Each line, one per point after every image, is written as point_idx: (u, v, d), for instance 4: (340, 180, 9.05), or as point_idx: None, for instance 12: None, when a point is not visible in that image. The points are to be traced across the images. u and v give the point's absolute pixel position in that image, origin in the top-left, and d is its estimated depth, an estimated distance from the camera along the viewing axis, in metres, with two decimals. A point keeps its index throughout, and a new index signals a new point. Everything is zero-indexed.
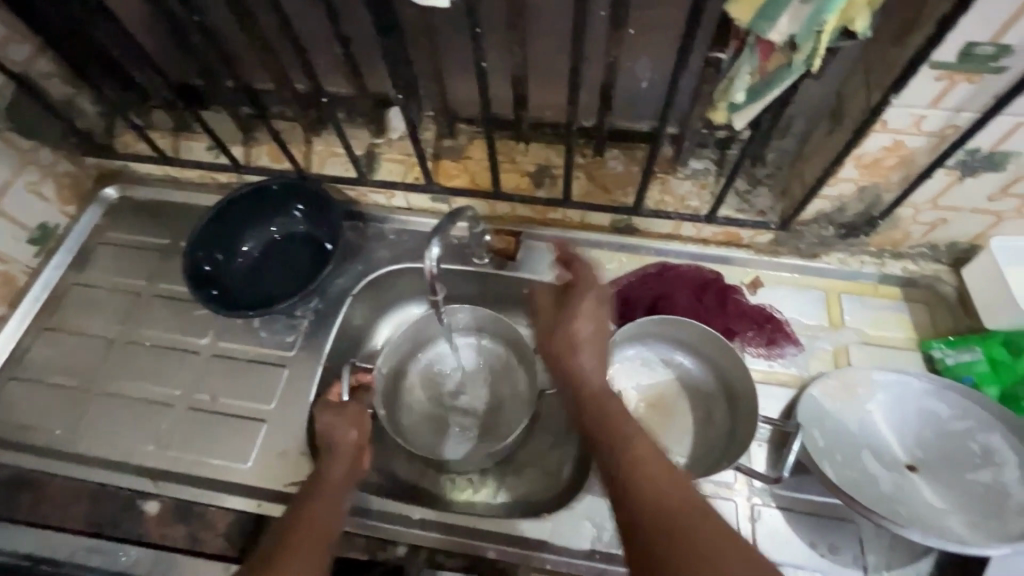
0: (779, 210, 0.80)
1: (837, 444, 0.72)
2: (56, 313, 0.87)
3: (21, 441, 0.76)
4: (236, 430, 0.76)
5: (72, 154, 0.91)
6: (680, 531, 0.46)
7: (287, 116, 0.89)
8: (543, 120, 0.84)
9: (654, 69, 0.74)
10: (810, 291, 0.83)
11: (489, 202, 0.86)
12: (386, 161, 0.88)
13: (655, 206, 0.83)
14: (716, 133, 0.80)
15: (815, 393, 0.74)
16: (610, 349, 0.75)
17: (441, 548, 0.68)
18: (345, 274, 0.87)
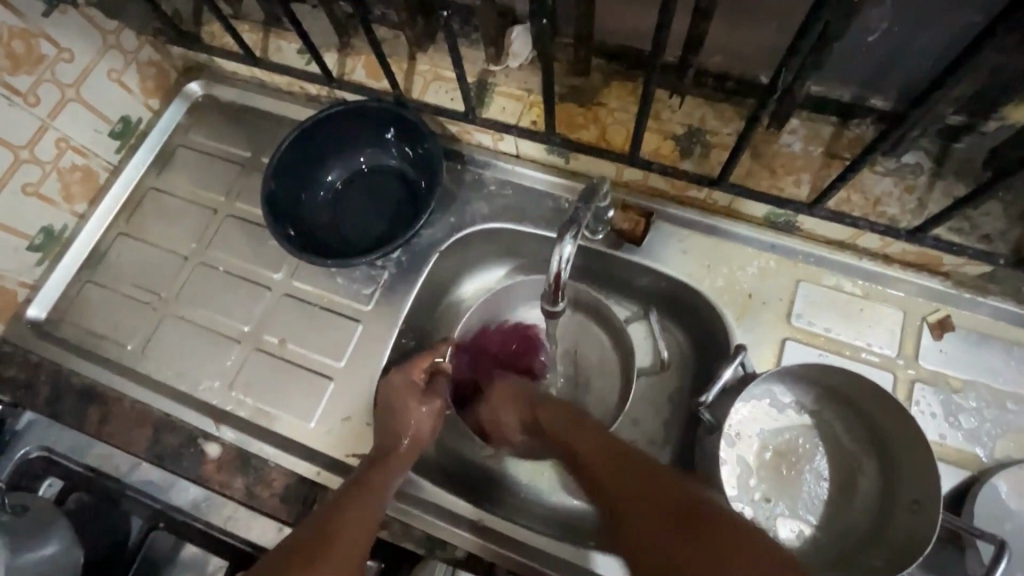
0: (1012, 239, 0.59)
1: (1015, 556, 0.57)
2: (134, 217, 0.82)
3: (96, 350, 0.75)
4: (302, 383, 0.70)
5: (156, 41, 0.81)
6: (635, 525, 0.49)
7: (391, 23, 0.74)
8: (708, 68, 0.64)
9: (899, 19, 0.52)
10: (1019, 348, 0.63)
11: (618, 166, 0.69)
12: (500, 95, 0.72)
13: (837, 205, 0.63)
14: (953, 119, 0.58)
15: (1000, 487, 0.58)
16: (746, 389, 0.60)
17: (504, 564, 0.61)
18: (434, 225, 0.75)
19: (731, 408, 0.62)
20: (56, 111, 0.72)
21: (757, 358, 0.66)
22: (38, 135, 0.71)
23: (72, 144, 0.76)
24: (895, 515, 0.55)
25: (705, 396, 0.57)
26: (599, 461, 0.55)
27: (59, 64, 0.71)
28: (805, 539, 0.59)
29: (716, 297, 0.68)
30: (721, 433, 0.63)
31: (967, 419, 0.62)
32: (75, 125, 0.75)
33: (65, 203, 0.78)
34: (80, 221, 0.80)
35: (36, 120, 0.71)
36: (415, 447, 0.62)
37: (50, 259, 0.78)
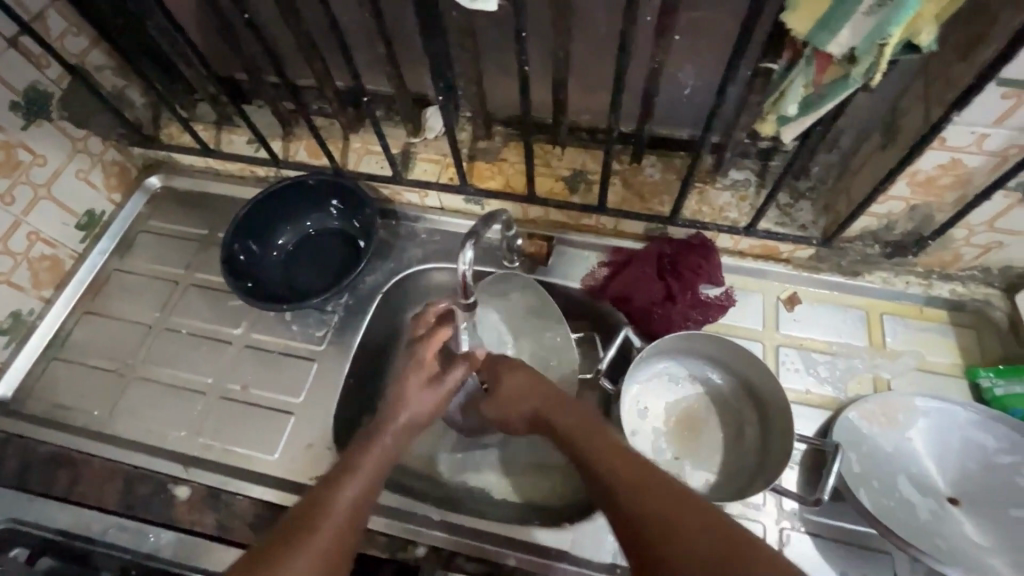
0: (822, 225, 0.77)
1: (873, 470, 0.69)
2: (99, 297, 0.90)
3: (63, 420, 0.80)
4: (267, 421, 0.77)
5: (120, 143, 0.93)
6: (659, 540, 0.49)
7: (326, 112, 0.91)
8: (580, 124, 0.83)
9: (699, 77, 0.72)
10: (850, 310, 0.80)
11: (522, 205, 0.85)
12: (421, 160, 0.88)
13: (692, 216, 0.81)
14: (758, 143, 0.78)
15: (852, 416, 0.71)
16: (631, 371, 0.73)
17: (462, 552, 0.69)
18: (375, 271, 0.88)
19: (633, 390, 0.75)
20: (30, 208, 0.82)
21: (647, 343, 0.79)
22: (12, 230, 0.80)
23: (42, 237, 0.85)
24: (772, 449, 0.68)
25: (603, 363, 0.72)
26: (623, 472, 0.54)
27: (34, 168, 0.81)
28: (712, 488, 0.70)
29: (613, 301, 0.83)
30: (633, 407, 0.74)
31: (823, 370, 0.77)
32: (45, 219, 0.84)
33: (33, 289, 0.85)
34: (46, 304, 0.87)
35: (11, 216, 0.80)
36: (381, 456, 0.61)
37: (16, 342, 0.84)
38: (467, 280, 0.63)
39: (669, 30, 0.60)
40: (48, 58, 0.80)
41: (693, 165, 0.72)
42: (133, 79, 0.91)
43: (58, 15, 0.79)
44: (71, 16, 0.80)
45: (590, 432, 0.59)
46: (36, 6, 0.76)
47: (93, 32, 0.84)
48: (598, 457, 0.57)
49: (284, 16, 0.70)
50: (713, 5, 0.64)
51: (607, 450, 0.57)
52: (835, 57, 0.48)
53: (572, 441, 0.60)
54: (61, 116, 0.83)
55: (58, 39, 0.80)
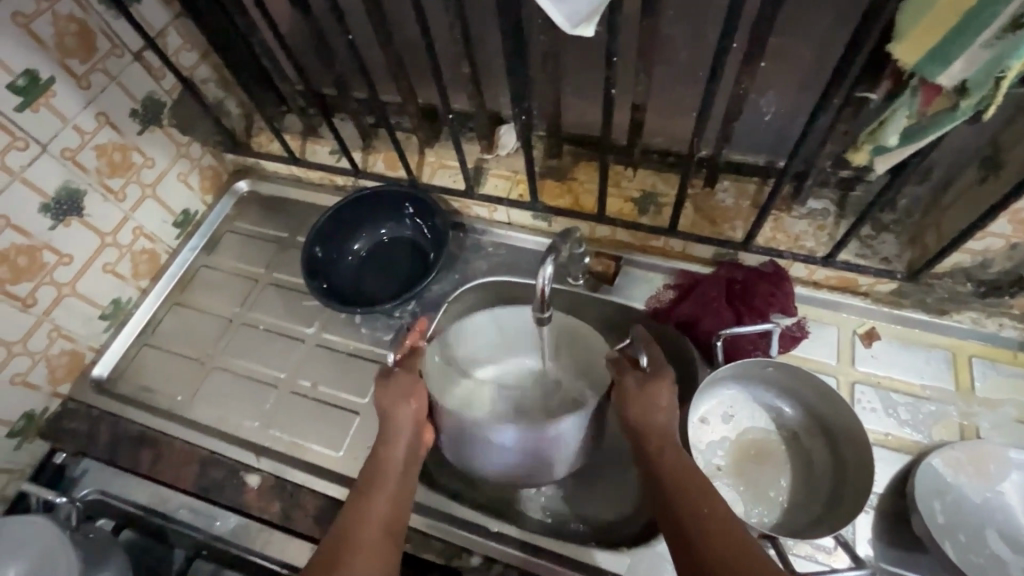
0: (906, 259, 0.74)
1: (959, 523, 0.65)
2: (186, 290, 0.97)
3: (149, 402, 0.86)
4: (334, 420, 0.81)
5: (216, 150, 1.01)
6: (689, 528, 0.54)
7: (405, 127, 0.95)
8: (653, 146, 0.83)
9: (782, 103, 0.71)
10: (934, 350, 0.76)
11: (590, 223, 0.86)
12: (493, 176, 0.91)
13: (766, 242, 0.79)
14: (841, 172, 0.76)
15: (938, 463, 0.67)
16: (698, 393, 0.71)
17: (515, 566, 0.69)
18: (442, 281, 0.90)
19: (730, 391, 0.75)
20: (138, 205, 0.89)
21: (747, 353, 0.76)
22: (121, 224, 0.88)
23: (145, 232, 0.92)
24: (846, 493, 0.65)
25: (723, 329, 0.71)
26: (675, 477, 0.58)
27: (144, 169, 0.89)
28: (763, 524, 0.66)
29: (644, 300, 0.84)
30: (720, 410, 0.74)
31: (904, 411, 0.73)
32: (148, 216, 0.92)
33: (133, 280, 0.92)
34: (141, 294, 0.94)
35: (122, 212, 0.87)
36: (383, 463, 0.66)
37: (114, 327, 0.91)
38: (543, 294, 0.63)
39: (758, 57, 0.60)
40: (164, 70, 0.88)
41: (771, 192, 0.71)
42: (232, 91, 0.99)
43: (177, 32, 0.87)
44: (187, 34, 0.88)
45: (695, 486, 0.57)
46: (160, 24, 0.84)
47: (204, 47, 0.92)
48: (698, 523, 0.54)
49: (380, 37, 0.75)
50: (803, 33, 0.63)
51: (714, 518, 0.54)
52: (944, 88, 0.46)
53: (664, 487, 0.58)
54: (170, 122, 0.91)
55: (174, 53, 0.88)
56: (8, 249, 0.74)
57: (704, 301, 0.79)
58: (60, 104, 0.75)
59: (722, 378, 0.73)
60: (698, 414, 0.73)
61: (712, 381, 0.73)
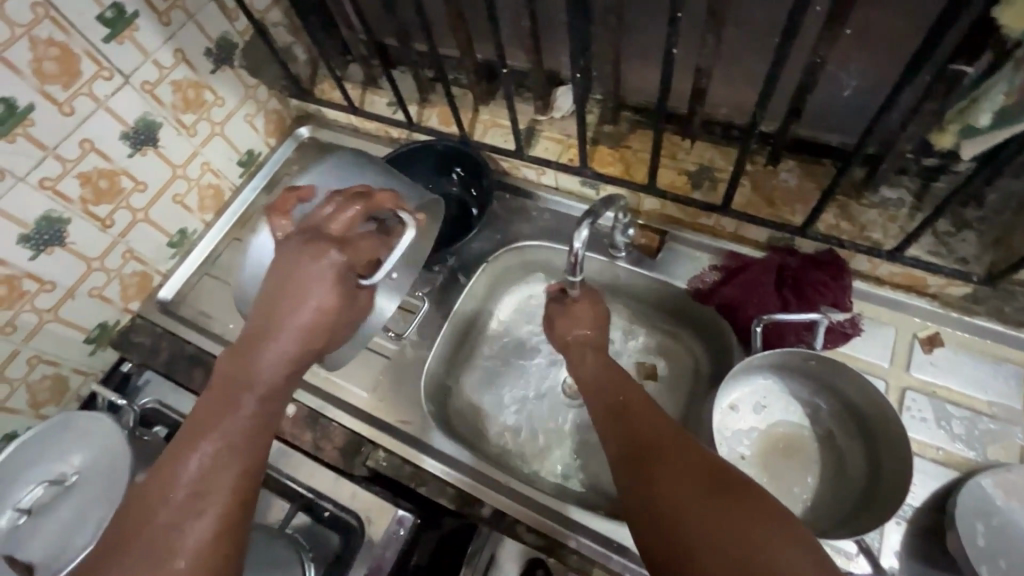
0: (987, 262, 0.67)
1: (1002, 549, 0.60)
2: (246, 227, 1.03)
3: (207, 327, 0.93)
4: (367, 361, 0.84)
5: (282, 94, 1.04)
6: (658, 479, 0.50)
7: (462, 83, 0.94)
8: (716, 117, 0.79)
9: (865, 77, 0.65)
10: (1005, 365, 0.69)
11: (639, 195, 0.83)
12: (544, 138, 0.89)
13: (827, 230, 0.73)
14: (924, 160, 0.69)
15: (988, 484, 0.62)
16: (729, 378, 0.69)
17: (523, 522, 0.71)
18: (483, 240, 0.91)
19: (765, 380, 0.72)
20: (207, 141, 0.95)
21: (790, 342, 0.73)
22: (191, 158, 0.93)
23: (212, 168, 0.97)
24: (874, 501, 0.61)
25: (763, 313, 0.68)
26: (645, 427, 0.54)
27: (214, 108, 0.93)
28: None
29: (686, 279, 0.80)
30: (752, 400, 0.72)
31: (958, 425, 0.67)
32: (216, 153, 0.97)
33: (199, 213, 0.99)
34: (206, 227, 1.01)
35: (192, 147, 0.93)
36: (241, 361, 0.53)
37: (181, 255, 0.98)
38: (576, 259, 0.67)
39: (843, 22, 0.54)
40: (238, 11, 0.91)
41: (838, 176, 0.66)
42: (301, 37, 1.01)
43: None
44: None
45: (666, 434, 0.53)
46: None
47: None
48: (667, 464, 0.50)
49: None
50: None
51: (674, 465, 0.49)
52: None
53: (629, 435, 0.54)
54: (240, 64, 0.95)
55: None
56: (92, 172, 0.80)
57: (750, 285, 0.76)
58: (142, 39, 0.80)
59: (756, 367, 0.70)
60: (725, 400, 0.71)
61: (746, 370, 0.70)
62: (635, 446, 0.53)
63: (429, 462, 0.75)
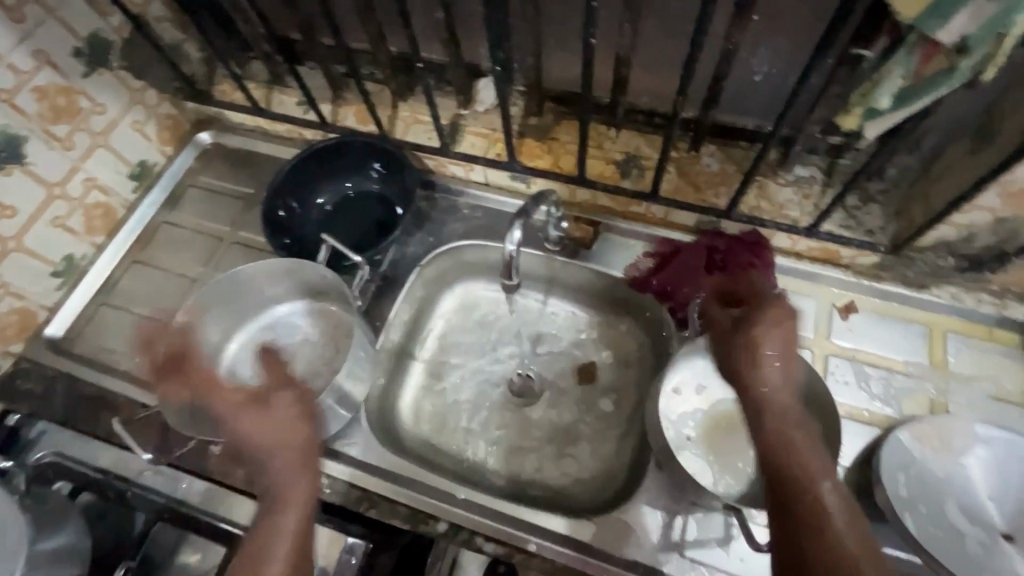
0: (891, 231, 0.72)
1: (921, 496, 0.65)
2: (146, 248, 0.92)
3: (108, 363, 0.83)
4: (301, 364, 0.80)
5: (176, 98, 0.94)
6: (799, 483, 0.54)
7: (377, 78, 0.89)
8: (638, 105, 0.79)
9: (774, 62, 0.67)
10: (912, 325, 0.75)
11: (570, 186, 0.82)
12: (470, 134, 0.86)
13: (750, 211, 0.77)
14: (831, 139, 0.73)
15: (906, 437, 0.67)
16: (673, 361, 0.70)
17: (480, 532, 0.69)
18: (415, 243, 0.87)
19: (704, 362, 0.74)
20: (88, 155, 0.84)
21: None
22: (69, 175, 0.82)
23: (98, 184, 0.86)
24: None
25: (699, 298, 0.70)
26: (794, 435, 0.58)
27: (92, 116, 0.83)
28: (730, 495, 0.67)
29: (618, 267, 0.81)
30: (693, 381, 0.74)
31: (876, 385, 0.72)
32: (101, 167, 0.86)
33: (87, 235, 0.88)
34: (97, 250, 0.89)
35: (69, 161, 0.81)
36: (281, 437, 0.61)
37: (69, 285, 0.87)
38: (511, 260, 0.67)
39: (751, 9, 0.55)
40: (111, 5, 0.81)
41: (756, 159, 0.68)
42: (190, 33, 0.91)
43: None
44: None
45: (818, 470, 0.55)
46: None
47: None
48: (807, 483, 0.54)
49: None
50: None
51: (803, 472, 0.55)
52: (943, 47, 0.44)
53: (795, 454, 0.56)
54: (119, 65, 0.84)
55: None
56: None
57: (682, 272, 0.78)
58: None
59: (697, 350, 0.71)
60: (670, 384, 0.72)
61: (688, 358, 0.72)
62: (789, 469, 0.55)
63: (377, 483, 0.71)
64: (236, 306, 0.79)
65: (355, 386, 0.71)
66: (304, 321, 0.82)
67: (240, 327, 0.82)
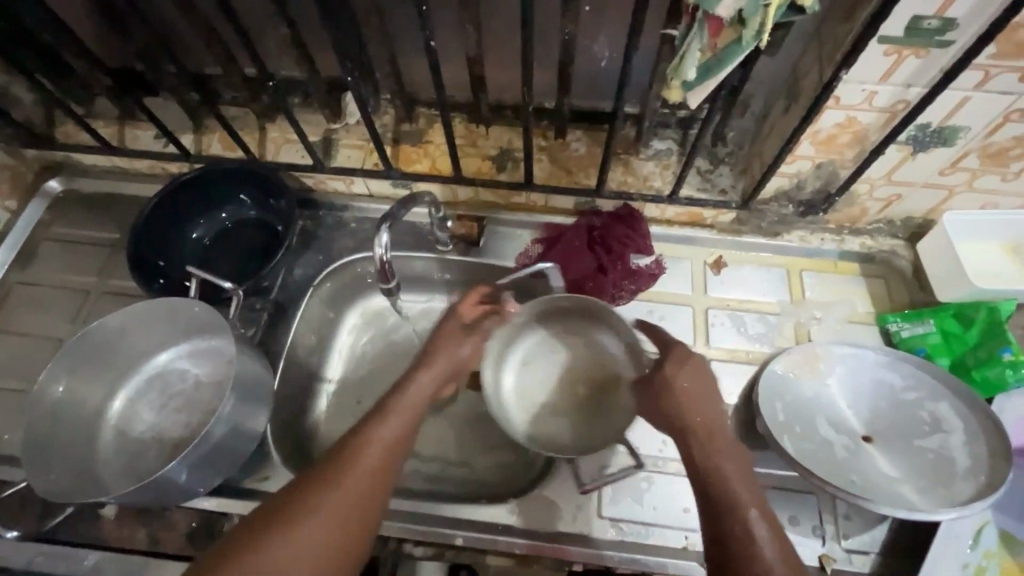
0: (740, 188, 0.80)
1: (796, 417, 0.72)
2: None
3: None
4: (193, 406, 0.74)
5: (11, 146, 0.86)
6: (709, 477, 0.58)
7: (238, 102, 0.86)
8: (503, 101, 0.82)
9: (613, 48, 0.72)
10: (772, 269, 0.84)
11: (450, 186, 0.84)
12: (344, 147, 0.85)
13: (618, 187, 0.82)
14: (677, 112, 0.79)
15: (778, 368, 0.74)
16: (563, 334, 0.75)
17: (408, 538, 0.69)
18: (305, 264, 0.85)
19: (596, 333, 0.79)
20: None
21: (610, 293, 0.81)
22: None
23: None
24: None
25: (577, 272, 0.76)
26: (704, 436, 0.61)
27: None
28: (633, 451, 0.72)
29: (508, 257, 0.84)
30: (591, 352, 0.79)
31: (750, 327, 0.80)
32: None
33: None
34: None
35: None
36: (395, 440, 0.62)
37: None
38: (383, 264, 0.68)
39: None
40: None
41: (610, 138, 0.73)
42: None
43: None
44: None
45: (725, 461, 0.59)
46: None
47: None
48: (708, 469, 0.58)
49: None
50: None
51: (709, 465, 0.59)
52: (726, 20, 0.50)
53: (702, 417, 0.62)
54: None
55: None
56: None
57: (567, 251, 0.82)
58: None
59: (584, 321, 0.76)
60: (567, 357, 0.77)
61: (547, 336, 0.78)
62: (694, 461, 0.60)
63: None
64: (110, 358, 0.73)
65: (248, 418, 0.68)
66: (190, 361, 0.76)
67: (122, 381, 0.75)
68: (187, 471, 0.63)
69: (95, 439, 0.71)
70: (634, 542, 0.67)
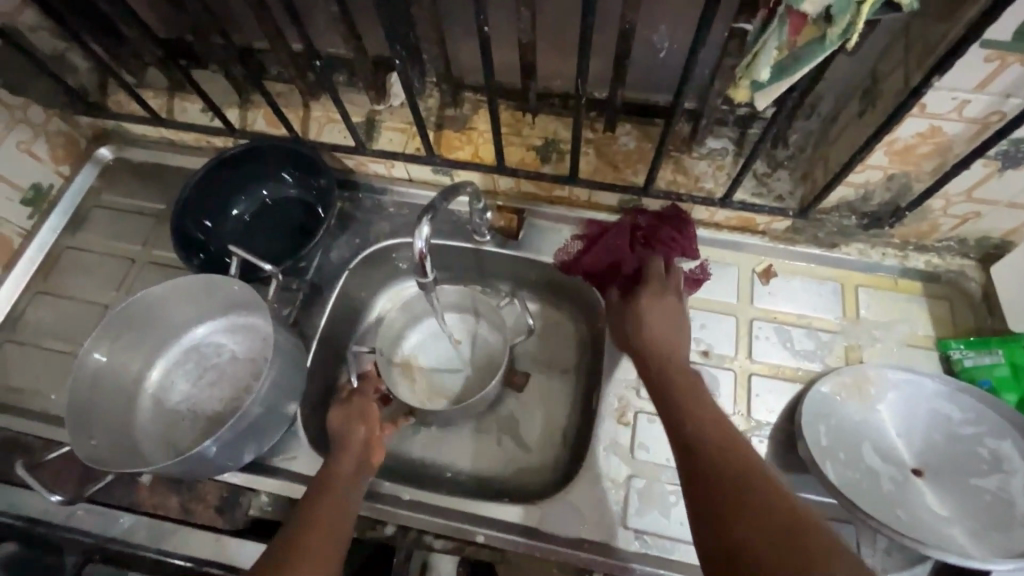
0: (799, 195, 0.75)
1: (840, 443, 0.69)
2: (51, 277, 0.86)
3: (17, 403, 0.77)
4: (228, 382, 0.76)
5: (66, 113, 0.87)
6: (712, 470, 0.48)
7: (284, 78, 0.85)
8: (552, 90, 0.79)
9: (674, 38, 0.68)
10: (826, 283, 0.79)
11: (491, 175, 0.82)
12: (386, 129, 0.84)
13: (667, 186, 0.78)
14: (737, 109, 0.75)
15: (825, 389, 0.71)
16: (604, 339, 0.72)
17: (429, 530, 0.69)
18: (341, 246, 0.85)
19: None
20: None
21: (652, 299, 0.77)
22: None
23: None
24: None
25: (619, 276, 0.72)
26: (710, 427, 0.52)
27: None
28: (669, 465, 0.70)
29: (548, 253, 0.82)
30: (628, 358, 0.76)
31: (797, 343, 0.76)
32: None
33: None
34: None
35: None
36: (341, 510, 0.59)
37: None
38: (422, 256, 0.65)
39: None
40: None
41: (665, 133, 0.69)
42: None
43: None
44: None
45: (728, 445, 0.50)
46: None
47: None
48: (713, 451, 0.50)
49: None
50: None
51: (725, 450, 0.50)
52: (812, 15, 0.45)
53: (733, 475, 0.47)
54: None
55: None
56: None
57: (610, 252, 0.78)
58: None
59: None
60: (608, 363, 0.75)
61: None
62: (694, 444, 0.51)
63: None
64: (150, 331, 0.75)
65: (281, 400, 0.69)
66: (226, 336, 0.78)
67: (159, 353, 0.77)
68: (217, 450, 0.63)
69: (133, 408, 0.73)
70: (659, 556, 0.65)
